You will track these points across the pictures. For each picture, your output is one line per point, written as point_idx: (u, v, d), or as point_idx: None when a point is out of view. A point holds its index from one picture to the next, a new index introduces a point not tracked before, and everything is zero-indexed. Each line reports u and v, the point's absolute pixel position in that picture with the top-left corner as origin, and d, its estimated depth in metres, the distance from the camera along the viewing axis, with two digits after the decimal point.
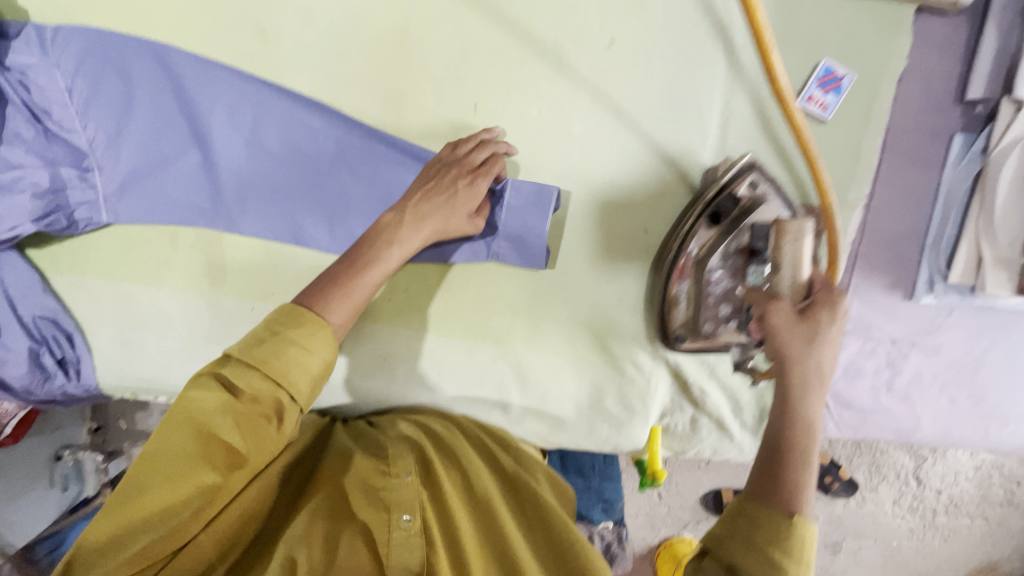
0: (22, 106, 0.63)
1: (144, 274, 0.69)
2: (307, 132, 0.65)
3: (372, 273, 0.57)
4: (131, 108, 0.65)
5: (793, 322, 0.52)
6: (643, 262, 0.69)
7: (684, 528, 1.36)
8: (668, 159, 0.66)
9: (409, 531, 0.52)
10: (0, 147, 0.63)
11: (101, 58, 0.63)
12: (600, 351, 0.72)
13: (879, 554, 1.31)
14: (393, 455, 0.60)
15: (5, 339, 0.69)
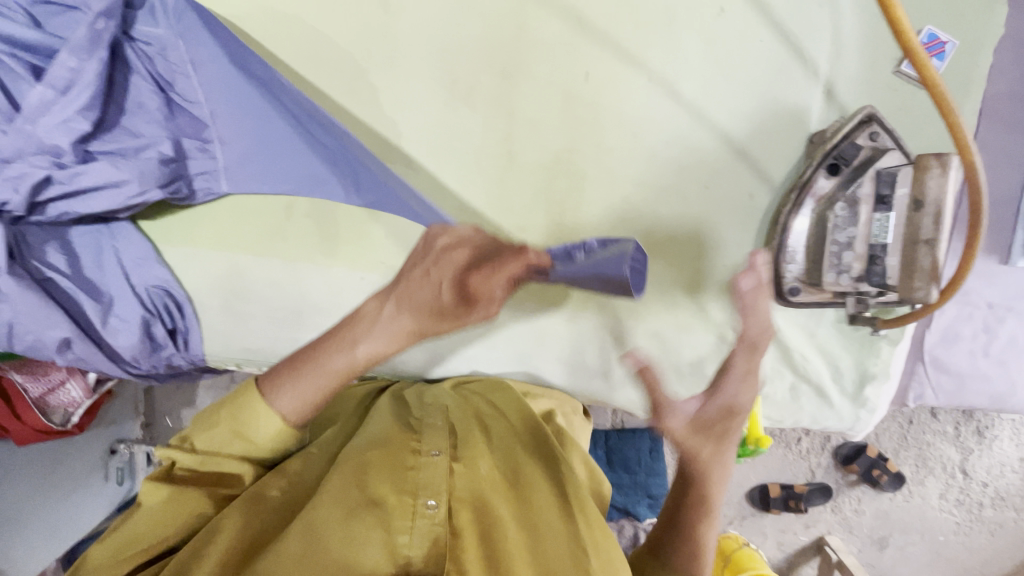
0: (148, 77, 0.64)
1: (258, 243, 0.70)
2: (424, 101, 0.67)
3: (334, 358, 0.54)
4: (250, 75, 0.65)
5: (687, 435, 0.59)
6: (748, 226, 0.70)
7: (730, 524, 1.32)
8: (776, 123, 0.67)
9: (432, 518, 0.58)
10: (125, 117, 0.64)
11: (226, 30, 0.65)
12: (702, 319, 0.73)
13: (927, 550, 1.29)
14: (425, 432, 0.65)
15: (115, 308, 0.69)
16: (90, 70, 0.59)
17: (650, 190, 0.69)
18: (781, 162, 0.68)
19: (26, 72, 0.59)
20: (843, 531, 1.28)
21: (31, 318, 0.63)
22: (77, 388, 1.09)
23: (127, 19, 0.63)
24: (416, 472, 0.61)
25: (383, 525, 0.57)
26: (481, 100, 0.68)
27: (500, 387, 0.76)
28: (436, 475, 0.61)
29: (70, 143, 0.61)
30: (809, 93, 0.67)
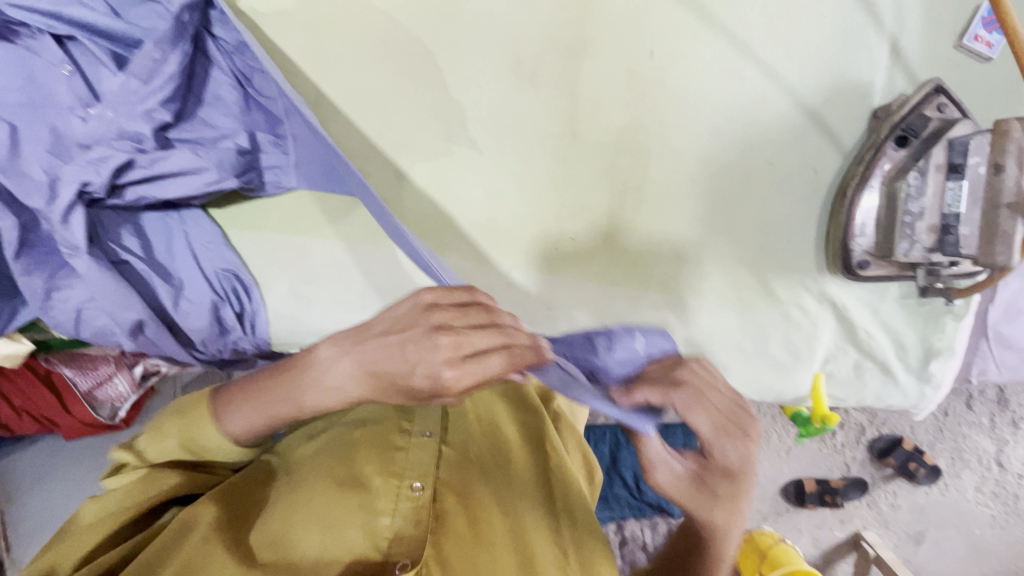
0: (227, 72, 0.65)
1: (323, 227, 0.71)
2: (488, 82, 0.68)
3: (276, 403, 0.53)
4: (324, 63, 0.67)
5: (676, 483, 0.55)
6: (812, 202, 0.70)
7: (764, 521, 1.24)
8: (839, 100, 0.68)
9: (417, 500, 0.62)
10: (203, 109, 0.65)
11: (298, 16, 0.66)
12: (766, 296, 0.72)
13: (964, 543, 1.21)
14: (416, 417, 0.71)
15: (187, 292, 0.70)
16: (174, 65, 0.60)
17: (713, 167, 0.70)
18: (844, 137, 0.68)
19: (106, 58, 0.59)
20: (879, 525, 1.22)
21: (109, 297, 0.65)
22: (125, 381, 1.08)
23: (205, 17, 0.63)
24: (404, 453, 0.66)
25: (367, 506, 0.61)
26: (545, 79, 0.68)
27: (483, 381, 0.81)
28: (424, 456, 0.66)
29: (151, 132, 0.62)
30: (873, 67, 0.67)
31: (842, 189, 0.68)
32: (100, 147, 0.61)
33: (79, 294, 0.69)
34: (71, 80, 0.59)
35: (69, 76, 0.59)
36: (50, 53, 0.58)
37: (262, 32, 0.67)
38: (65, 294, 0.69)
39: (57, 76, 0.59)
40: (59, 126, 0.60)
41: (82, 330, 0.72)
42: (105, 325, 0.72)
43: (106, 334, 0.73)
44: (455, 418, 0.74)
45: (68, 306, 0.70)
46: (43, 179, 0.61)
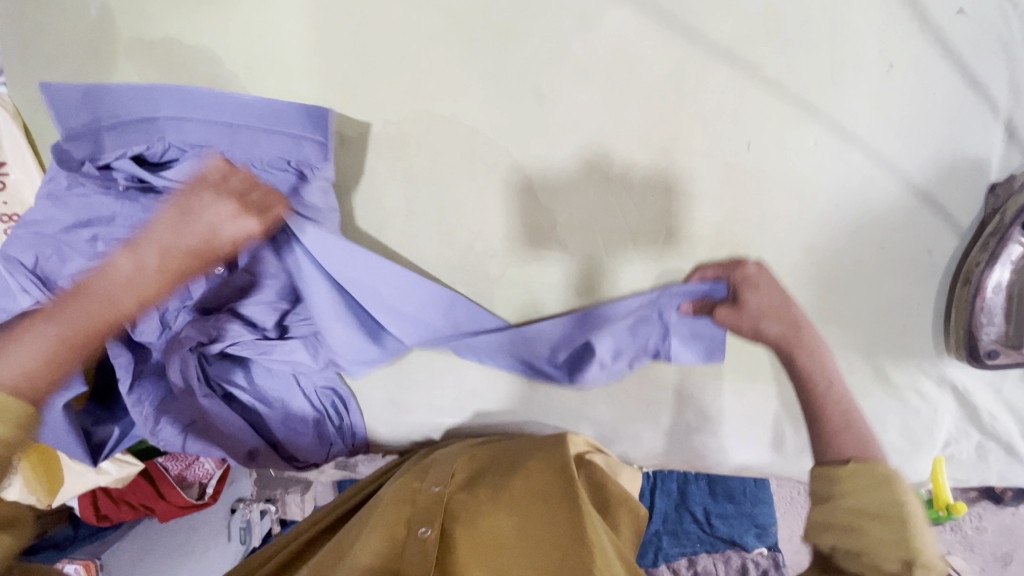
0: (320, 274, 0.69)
1: (420, 336, 0.73)
2: (575, 185, 0.66)
3: (120, 295, 0.63)
4: (412, 183, 0.68)
5: (755, 291, 0.67)
6: (926, 286, 0.66)
7: None
8: (953, 181, 0.63)
9: (426, 542, 0.55)
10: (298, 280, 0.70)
11: (391, 140, 0.66)
12: (881, 382, 0.69)
13: None
14: (431, 471, 0.67)
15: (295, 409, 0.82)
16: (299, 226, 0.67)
17: (820, 258, 0.66)
18: (963, 217, 0.64)
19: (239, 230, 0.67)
20: (965, 549, 1.14)
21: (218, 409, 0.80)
22: (210, 459, 1.12)
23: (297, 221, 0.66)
24: (417, 505, 0.62)
25: (390, 537, 0.57)
26: (639, 179, 0.65)
27: (497, 442, 0.73)
28: (431, 503, 0.61)
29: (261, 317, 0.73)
30: (993, 140, 0.61)
31: (962, 275, 0.63)
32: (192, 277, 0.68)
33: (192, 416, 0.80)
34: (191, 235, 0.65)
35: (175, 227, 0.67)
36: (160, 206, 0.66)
37: (356, 154, 0.68)
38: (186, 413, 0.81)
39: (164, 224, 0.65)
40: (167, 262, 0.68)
41: (186, 451, 0.82)
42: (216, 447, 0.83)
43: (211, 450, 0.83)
44: (482, 465, 0.68)
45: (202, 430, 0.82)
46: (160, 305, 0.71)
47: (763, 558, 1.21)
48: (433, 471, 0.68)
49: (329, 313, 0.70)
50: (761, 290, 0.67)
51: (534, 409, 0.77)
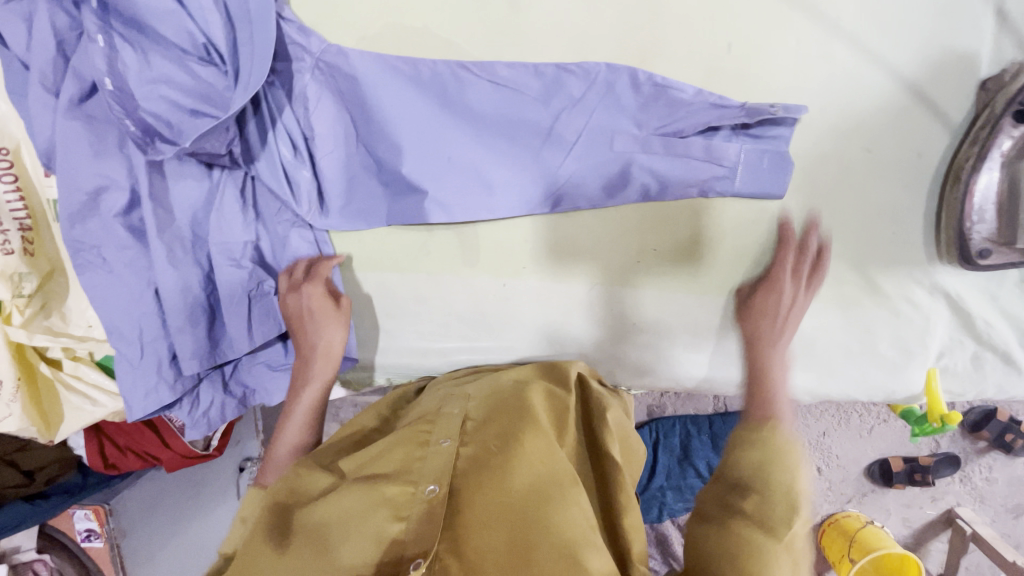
0: (286, 136, 0.66)
1: (403, 262, 0.72)
2: (556, 87, 0.64)
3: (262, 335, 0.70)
4: (358, 91, 0.64)
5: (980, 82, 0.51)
6: (914, 186, 0.65)
7: (847, 502, 1.56)
8: (935, 77, 0.62)
9: (431, 500, 0.52)
10: (290, 176, 0.68)
11: (368, 62, 0.63)
12: (872, 292, 0.67)
13: (1006, 479, 1.50)
14: (438, 421, 0.62)
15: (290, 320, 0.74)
16: (292, 121, 0.66)
17: (810, 163, 0.65)
18: (953, 117, 0.63)
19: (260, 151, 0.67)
20: (956, 481, 1.52)
21: (125, 319, 0.66)
22: None
23: (292, 143, 0.67)
24: (422, 461, 0.57)
25: (393, 508, 0.52)
26: (637, 115, 0.64)
27: (527, 377, 0.71)
28: (440, 459, 0.56)
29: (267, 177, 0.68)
30: (983, 34, 0.61)
31: (952, 173, 0.62)
32: (307, 143, 0.67)
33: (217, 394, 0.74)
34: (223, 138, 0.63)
35: (325, 88, 0.64)
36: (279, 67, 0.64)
37: (314, 81, 0.64)
38: (206, 411, 0.74)
39: (285, 105, 0.65)
40: (278, 160, 0.67)
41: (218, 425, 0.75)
42: (153, 400, 0.68)
43: (140, 398, 0.68)
44: (502, 403, 0.65)
45: (196, 418, 0.73)
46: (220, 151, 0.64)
47: None
48: (419, 424, 0.62)
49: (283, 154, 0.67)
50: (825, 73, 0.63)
51: (516, 340, 0.75)
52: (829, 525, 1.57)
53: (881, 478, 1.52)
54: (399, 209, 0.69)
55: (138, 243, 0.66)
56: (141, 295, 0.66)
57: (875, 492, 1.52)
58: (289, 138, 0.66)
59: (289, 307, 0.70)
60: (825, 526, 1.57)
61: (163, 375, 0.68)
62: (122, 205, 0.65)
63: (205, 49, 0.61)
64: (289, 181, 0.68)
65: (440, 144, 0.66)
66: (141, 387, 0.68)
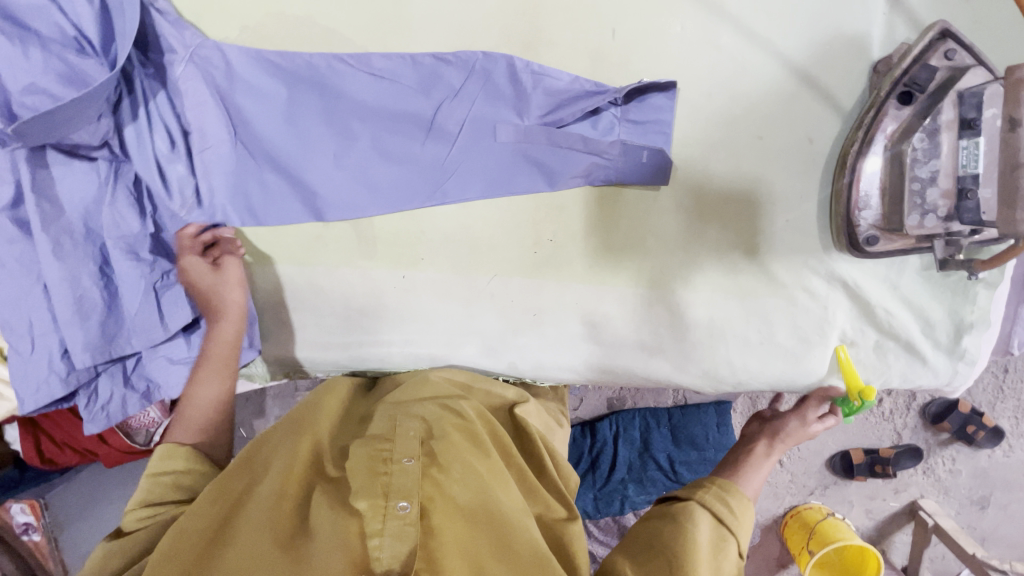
0: (166, 129, 0.68)
1: (301, 254, 0.72)
2: (431, 76, 0.64)
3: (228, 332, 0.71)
4: (237, 80, 0.65)
5: None
6: (804, 174, 0.64)
7: (810, 495, 1.55)
8: (820, 61, 0.61)
9: (404, 520, 0.56)
10: (165, 168, 0.69)
11: (245, 58, 0.65)
12: (768, 281, 0.67)
13: (971, 472, 1.48)
14: (396, 439, 0.63)
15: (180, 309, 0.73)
16: (172, 111, 0.68)
17: (698, 149, 0.64)
18: (843, 102, 0.62)
19: (136, 139, 0.68)
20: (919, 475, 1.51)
21: (14, 313, 0.69)
22: (156, 409, 1.06)
23: (172, 131, 0.68)
24: (387, 478, 0.59)
25: (367, 509, 0.56)
26: (514, 102, 0.64)
27: (456, 396, 0.71)
28: (403, 480, 0.59)
29: (149, 168, 0.68)
30: (871, 15, 0.60)
31: (841, 157, 0.61)
32: (184, 138, 0.69)
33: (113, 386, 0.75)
34: (93, 127, 0.65)
35: (197, 80, 0.65)
36: (152, 58, 0.67)
37: (190, 73, 0.65)
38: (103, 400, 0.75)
39: (161, 93, 0.68)
40: (152, 154, 0.68)
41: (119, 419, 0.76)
42: (43, 393, 0.72)
43: (32, 390, 0.71)
44: (447, 426, 0.66)
45: (94, 412, 0.75)
46: (93, 142, 0.66)
47: None
48: (379, 445, 0.62)
49: (161, 141, 0.68)
50: (710, 58, 0.62)
51: (420, 334, 0.74)
52: (791, 518, 1.55)
53: (843, 470, 1.51)
54: (308, 193, 0.69)
55: (26, 237, 0.68)
56: (30, 289, 0.69)
57: (836, 484, 1.51)
58: (168, 130, 0.68)
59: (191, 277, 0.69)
60: (787, 518, 1.56)
61: (54, 368, 0.71)
62: (7, 199, 0.67)
63: (78, 42, 0.64)
64: (162, 175, 0.69)
65: (329, 133, 0.67)
66: (33, 378, 0.71)
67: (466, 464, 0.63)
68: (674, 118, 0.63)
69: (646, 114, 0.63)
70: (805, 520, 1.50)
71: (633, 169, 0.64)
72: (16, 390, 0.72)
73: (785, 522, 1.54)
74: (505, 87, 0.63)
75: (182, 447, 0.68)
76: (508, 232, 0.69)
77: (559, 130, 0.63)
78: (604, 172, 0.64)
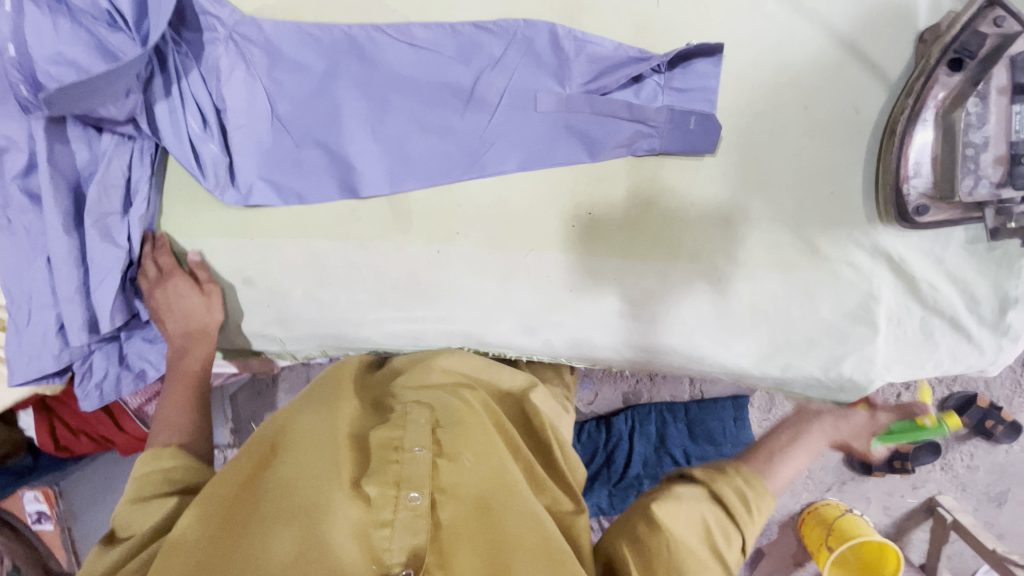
0: (198, 107, 0.66)
1: (335, 228, 0.71)
2: (471, 45, 0.63)
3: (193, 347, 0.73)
4: (276, 51, 0.65)
5: None
6: (849, 145, 0.63)
7: (827, 491, 1.53)
8: (867, 29, 0.61)
9: (416, 510, 0.55)
10: (197, 146, 0.67)
11: (284, 29, 0.64)
12: (810, 255, 0.66)
13: (992, 469, 1.46)
14: (407, 427, 0.61)
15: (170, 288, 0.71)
16: (204, 88, 0.66)
17: (741, 118, 0.63)
18: (890, 72, 0.61)
19: (165, 117, 0.65)
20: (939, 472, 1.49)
21: (19, 284, 0.67)
22: None
23: (203, 110, 0.66)
24: (398, 466, 0.58)
25: (377, 499, 0.56)
26: (555, 72, 0.63)
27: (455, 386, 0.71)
28: (414, 470, 0.58)
29: (180, 145, 0.66)
30: None
31: (890, 126, 0.60)
32: (217, 116, 0.67)
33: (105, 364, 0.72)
34: (120, 103, 0.63)
35: (237, 52, 0.65)
36: (184, 34, 0.65)
37: (232, 44, 0.65)
38: (93, 377, 0.72)
39: (193, 69, 0.65)
40: (184, 133, 0.66)
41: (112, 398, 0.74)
42: (37, 366, 0.69)
43: (24, 362, 0.69)
44: (457, 415, 0.66)
45: (88, 390, 0.73)
46: (121, 118, 0.64)
47: None
48: (389, 431, 0.62)
49: (192, 118, 0.66)
50: (754, 27, 0.61)
51: (453, 311, 0.73)
52: (808, 514, 1.53)
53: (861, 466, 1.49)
54: (344, 164, 0.68)
55: (39, 208, 0.66)
56: (42, 262, 0.67)
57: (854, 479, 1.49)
58: (200, 108, 0.66)
59: (157, 301, 0.70)
60: (804, 514, 1.53)
61: (50, 343, 0.69)
62: (21, 167, 0.64)
63: (110, 14, 0.63)
64: (196, 155, 0.67)
65: (367, 104, 0.66)
66: (28, 351, 0.68)
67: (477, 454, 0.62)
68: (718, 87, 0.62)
69: (689, 83, 0.62)
70: (822, 517, 1.47)
71: (680, 139, 0.63)
72: (8, 359, 0.69)
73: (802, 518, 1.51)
74: (546, 56, 0.62)
75: (167, 449, 0.66)
76: (528, 204, 0.68)
77: (603, 99, 0.62)
78: (651, 143, 0.63)
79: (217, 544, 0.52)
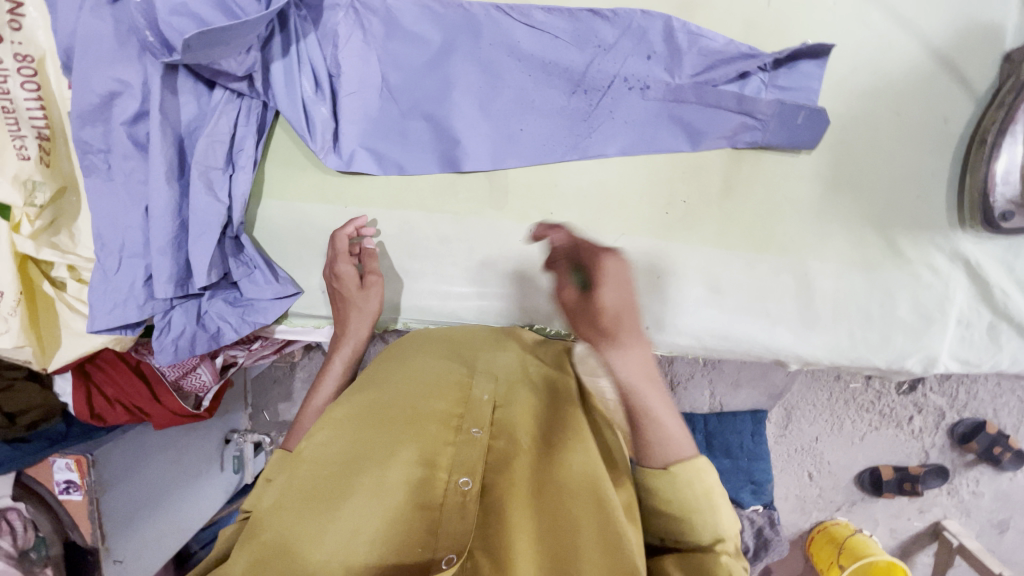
0: (311, 70, 0.68)
1: (430, 200, 0.72)
2: (586, 28, 0.65)
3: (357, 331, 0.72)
4: (394, 20, 0.66)
5: None
6: (936, 152, 0.67)
7: (837, 511, 1.35)
8: (963, 45, 0.64)
9: (465, 495, 0.46)
10: (308, 108, 0.68)
11: None
12: (893, 255, 0.68)
13: None
14: (468, 405, 0.54)
15: (248, 252, 0.72)
16: (321, 51, 0.67)
17: (837, 121, 0.67)
18: (978, 86, 0.65)
19: (281, 75, 0.67)
20: (960, 513, 1.31)
21: (111, 229, 0.66)
22: (209, 371, 1.00)
23: (316, 74, 0.68)
24: (451, 449, 0.50)
25: (425, 481, 0.47)
26: (663, 59, 0.66)
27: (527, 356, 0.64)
28: (470, 451, 0.50)
29: (290, 107, 0.68)
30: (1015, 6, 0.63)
31: (978, 135, 0.64)
32: (330, 80, 0.69)
33: (181, 321, 0.70)
34: (241, 58, 0.64)
35: (356, 17, 0.66)
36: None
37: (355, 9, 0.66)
38: (164, 331, 0.70)
39: (310, 32, 0.67)
40: (298, 95, 0.68)
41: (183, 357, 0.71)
42: (118, 314, 0.67)
43: (106, 309, 0.67)
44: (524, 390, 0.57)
45: (164, 344, 0.70)
46: (239, 73, 0.65)
47: (757, 515, 1.15)
48: (448, 405, 0.54)
49: (306, 81, 0.68)
50: (856, 37, 0.66)
51: (537, 291, 0.74)
52: (818, 533, 1.35)
53: (872, 488, 1.30)
54: (450, 137, 0.69)
55: (142, 154, 0.66)
56: (132, 209, 0.66)
57: (865, 501, 1.32)
58: (313, 72, 0.68)
59: (330, 282, 0.72)
60: (814, 533, 1.36)
61: (135, 293, 0.67)
62: (130, 114, 0.64)
63: None
64: (306, 117, 0.69)
65: (475, 80, 0.68)
66: (112, 298, 0.67)
67: (538, 427, 0.53)
68: (819, 89, 0.66)
69: (790, 85, 0.66)
70: (833, 536, 1.30)
71: (783, 134, 0.66)
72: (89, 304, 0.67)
73: (812, 537, 1.34)
74: (658, 46, 0.65)
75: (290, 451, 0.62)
76: (624, 189, 0.70)
77: (712, 89, 0.65)
78: (753, 136, 0.66)
79: (256, 532, 0.45)
